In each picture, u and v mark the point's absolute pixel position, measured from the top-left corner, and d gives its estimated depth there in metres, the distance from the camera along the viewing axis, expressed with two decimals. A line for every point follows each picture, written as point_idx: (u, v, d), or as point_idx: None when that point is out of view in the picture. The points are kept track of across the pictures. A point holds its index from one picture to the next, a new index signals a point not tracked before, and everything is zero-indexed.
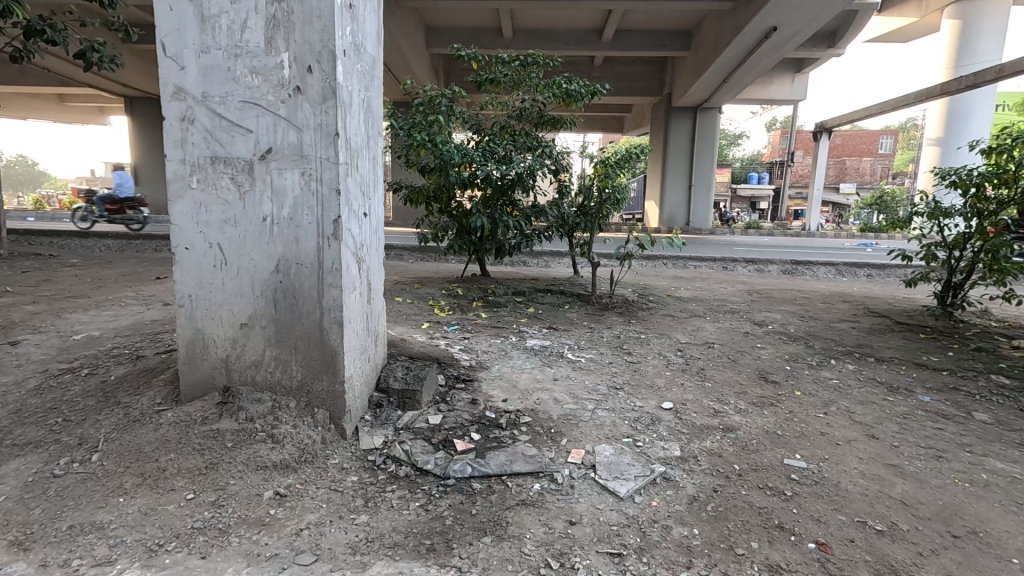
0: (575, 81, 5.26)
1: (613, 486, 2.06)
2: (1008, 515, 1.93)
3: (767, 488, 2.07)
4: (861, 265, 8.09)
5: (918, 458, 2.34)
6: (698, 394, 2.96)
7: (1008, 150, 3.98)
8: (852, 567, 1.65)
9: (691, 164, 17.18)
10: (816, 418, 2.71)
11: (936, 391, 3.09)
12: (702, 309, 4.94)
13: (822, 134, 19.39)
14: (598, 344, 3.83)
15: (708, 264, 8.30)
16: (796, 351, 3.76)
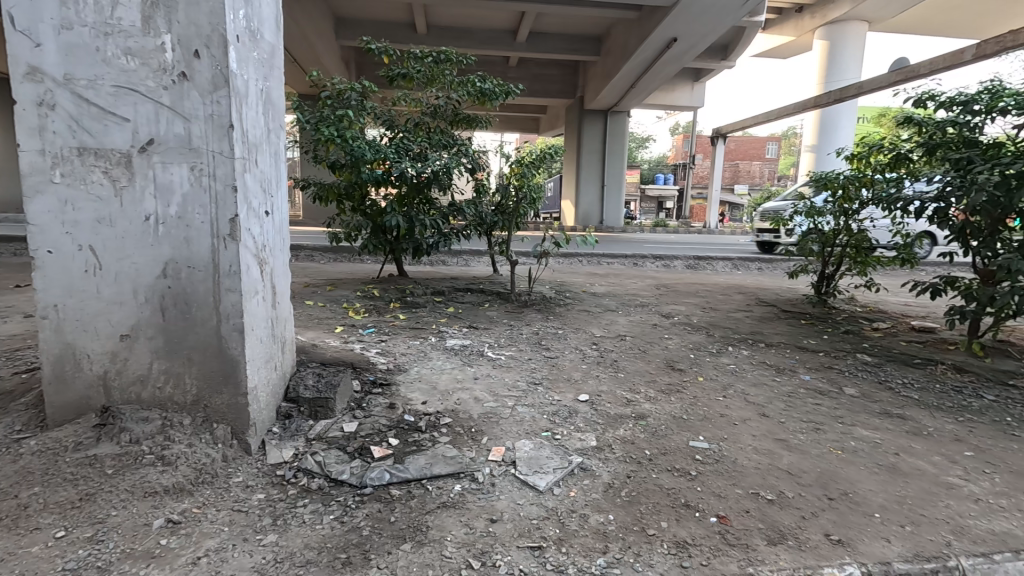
0: (488, 80, 5.26)
1: (533, 480, 2.09)
2: (872, 476, 2.21)
3: (674, 470, 2.20)
4: (753, 259, 8.91)
5: (801, 431, 2.61)
6: (612, 384, 3.10)
7: (866, 158, 4.55)
8: (748, 536, 1.80)
9: (604, 165, 17.93)
10: (717, 401, 2.94)
11: (814, 370, 3.48)
12: (615, 304, 5.17)
13: (719, 139, 21.02)
14: (518, 341, 3.88)
15: (620, 260, 8.72)
16: (699, 340, 4.05)
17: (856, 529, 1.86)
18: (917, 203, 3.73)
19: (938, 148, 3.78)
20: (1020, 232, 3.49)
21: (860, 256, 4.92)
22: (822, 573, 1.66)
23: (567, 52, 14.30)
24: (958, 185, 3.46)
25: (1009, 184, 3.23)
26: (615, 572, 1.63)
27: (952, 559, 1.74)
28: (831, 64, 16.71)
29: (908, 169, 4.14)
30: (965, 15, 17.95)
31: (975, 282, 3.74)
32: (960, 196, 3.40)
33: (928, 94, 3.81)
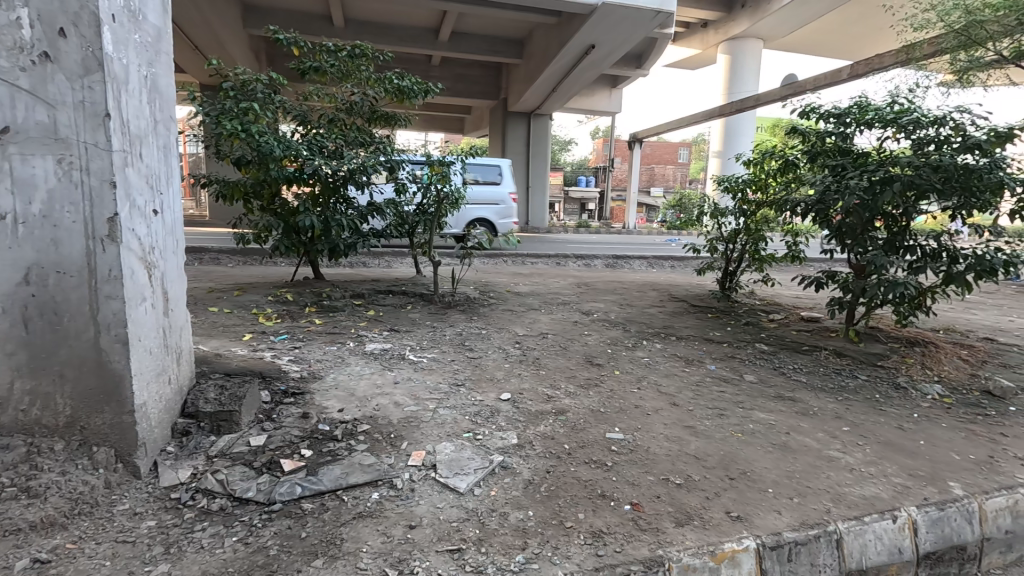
0: (406, 78, 5.14)
1: (453, 482, 2.07)
2: (767, 455, 2.42)
3: (591, 462, 2.28)
4: (667, 258, 9.45)
5: (707, 417, 2.80)
6: (534, 382, 3.15)
7: (761, 163, 4.97)
8: (658, 520, 1.90)
9: (528, 166, 18.21)
10: (632, 393, 3.08)
11: (719, 360, 3.74)
12: (537, 303, 5.26)
13: (636, 143, 22.06)
14: (440, 343, 3.83)
15: (543, 260, 8.89)
16: (616, 335, 4.22)
17: (753, 505, 2.02)
18: (803, 205, 4.13)
19: (819, 156, 4.21)
20: (885, 231, 3.98)
21: (758, 253, 5.36)
22: (722, 548, 1.78)
23: (489, 54, 14.35)
24: (834, 190, 3.87)
25: (874, 189, 3.67)
26: (534, 567, 1.65)
27: (831, 524, 1.93)
28: (733, 76, 18.13)
29: (796, 174, 4.57)
30: (842, 38, 20.16)
31: (850, 275, 4.21)
32: (837, 198, 3.81)
33: (810, 107, 4.23)
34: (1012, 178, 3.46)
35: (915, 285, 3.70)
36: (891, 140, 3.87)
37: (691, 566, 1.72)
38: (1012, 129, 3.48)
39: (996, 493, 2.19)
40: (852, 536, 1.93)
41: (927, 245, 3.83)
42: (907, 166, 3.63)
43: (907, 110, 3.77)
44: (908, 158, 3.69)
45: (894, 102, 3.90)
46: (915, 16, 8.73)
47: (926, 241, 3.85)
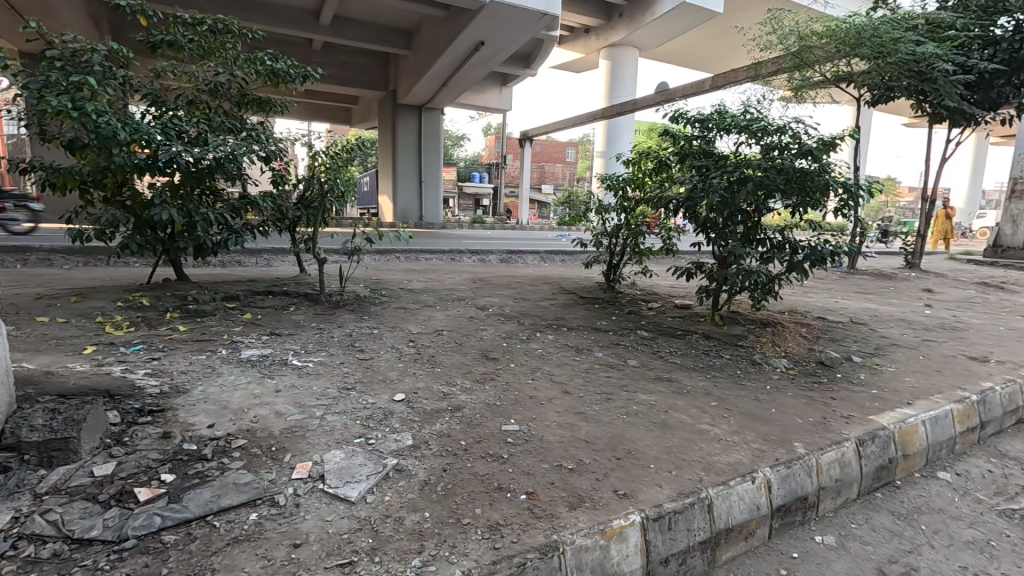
0: (281, 60, 4.74)
1: (343, 492, 1.95)
2: (649, 433, 2.61)
3: (487, 456, 2.29)
4: (557, 252, 9.83)
5: (595, 402, 2.95)
6: (429, 380, 3.08)
7: (638, 163, 5.33)
8: (553, 506, 1.96)
9: (420, 161, 17.86)
10: (526, 384, 3.15)
11: (606, 347, 3.97)
12: (432, 299, 5.17)
13: (527, 141, 22.63)
14: (328, 345, 3.60)
15: (437, 256, 8.77)
16: (511, 328, 4.28)
17: (637, 481, 2.17)
18: (675, 203, 4.51)
19: (687, 157, 4.60)
20: (742, 226, 4.48)
21: (637, 247, 5.76)
22: (611, 526, 1.88)
23: (375, 42, 13.80)
24: (701, 189, 4.29)
25: (733, 188, 4.11)
26: (431, 569, 1.61)
27: (703, 490, 2.14)
28: (613, 81, 19.33)
29: (668, 173, 4.97)
30: (703, 53, 22.56)
31: (715, 265, 4.69)
32: (703, 197, 4.22)
33: (679, 112, 4.64)
34: (836, 181, 4.08)
35: (766, 273, 4.23)
36: (744, 145, 4.36)
37: (584, 547, 1.80)
38: (834, 139, 4.10)
39: (828, 448, 2.58)
40: (721, 499, 2.15)
41: (774, 238, 4.38)
42: (758, 168, 4.12)
43: (757, 120, 4.29)
44: (759, 161, 4.18)
45: (747, 111, 4.40)
46: (760, 38, 9.96)
47: (774, 234, 4.39)
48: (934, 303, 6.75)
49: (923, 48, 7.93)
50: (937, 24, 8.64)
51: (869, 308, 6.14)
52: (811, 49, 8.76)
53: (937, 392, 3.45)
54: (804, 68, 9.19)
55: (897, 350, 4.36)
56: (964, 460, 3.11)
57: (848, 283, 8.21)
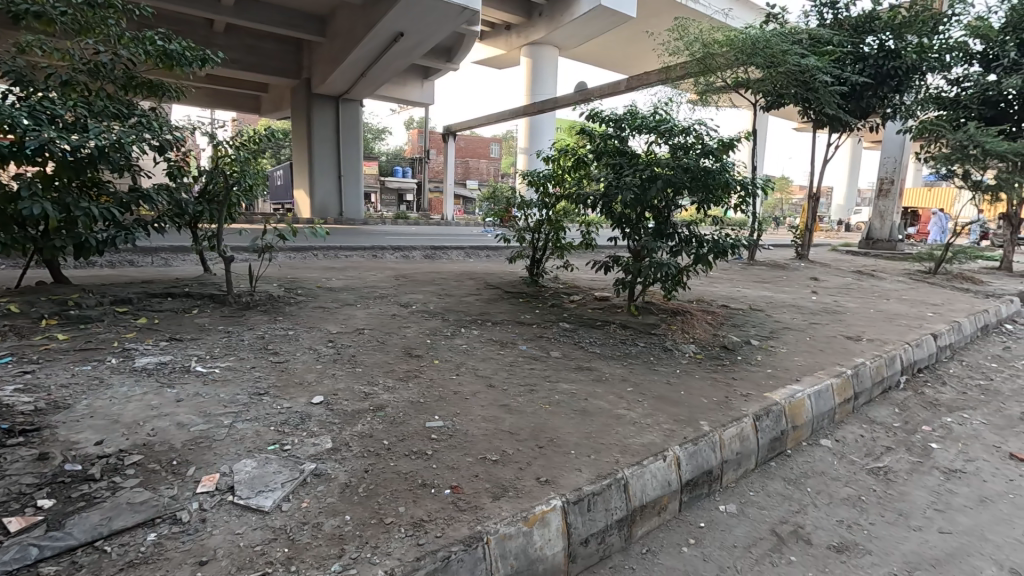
0: (174, 41, 4.37)
1: (255, 503, 1.85)
2: (569, 421, 2.71)
3: (411, 454, 2.27)
4: (483, 248, 9.84)
5: (519, 394, 3.01)
6: (349, 381, 2.99)
7: (557, 159, 5.46)
8: (477, 498, 1.98)
9: (338, 154, 17.15)
10: (451, 379, 3.15)
11: (530, 340, 4.06)
12: (353, 298, 4.99)
13: (450, 136, 22.43)
14: (237, 349, 3.37)
15: (358, 253, 8.48)
16: (435, 325, 4.24)
17: (558, 467, 2.25)
18: (592, 199, 4.69)
19: (603, 155, 4.79)
20: (654, 222, 4.75)
21: (559, 242, 5.92)
22: (534, 513, 1.93)
23: (286, 27, 13.03)
24: (616, 186, 4.49)
25: (645, 185, 4.36)
26: (351, 573, 1.57)
27: (620, 471, 2.26)
28: (534, 79, 19.63)
29: (586, 170, 5.15)
30: (618, 56, 23.56)
31: (630, 259, 4.93)
32: (618, 193, 4.43)
33: (594, 111, 4.82)
34: (735, 180, 4.44)
35: (676, 265, 4.53)
36: (655, 144, 4.61)
37: (507, 535, 1.83)
38: (734, 141, 4.46)
39: (729, 425, 2.81)
40: (635, 479, 2.28)
41: (683, 232, 4.67)
42: (667, 167, 4.40)
43: (666, 121, 4.56)
44: (668, 160, 4.46)
45: (656, 112, 4.66)
46: (669, 43, 10.57)
47: (683, 229, 4.69)
48: (819, 290, 7.53)
49: (807, 61, 8.82)
50: (818, 40, 9.62)
51: (766, 296, 6.74)
52: (713, 55, 9.43)
53: (820, 368, 3.88)
54: (708, 74, 9.88)
55: (789, 333, 4.83)
56: (842, 428, 3.52)
57: (749, 274, 8.95)
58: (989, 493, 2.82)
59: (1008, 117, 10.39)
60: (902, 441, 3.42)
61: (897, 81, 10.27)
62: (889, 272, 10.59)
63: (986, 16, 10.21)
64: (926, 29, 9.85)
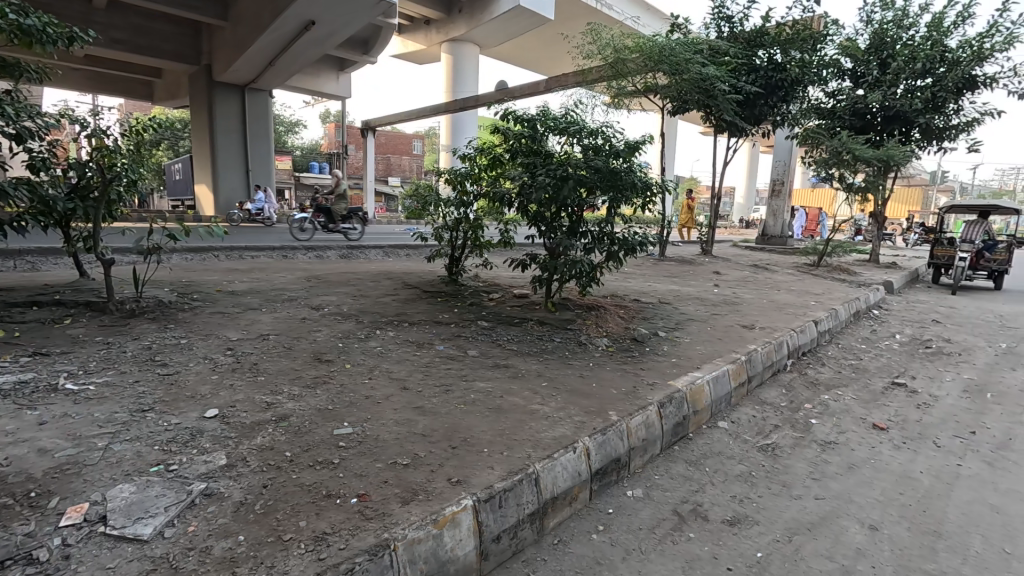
0: (33, 16, 3.84)
1: (132, 531, 1.68)
2: (483, 419, 2.72)
3: (316, 464, 2.16)
4: (402, 247, 9.63)
5: (434, 395, 2.98)
6: (249, 391, 2.79)
7: (472, 157, 5.44)
8: (384, 505, 1.93)
9: (245, 147, 16.06)
10: (362, 384, 3.05)
11: (447, 340, 4.02)
12: (257, 302, 4.68)
13: (369, 131, 21.71)
14: (119, 362, 3.04)
15: (265, 253, 7.97)
16: (348, 328, 4.09)
17: (470, 466, 2.25)
18: (508, 197, 4.73)
19: (518, 153, 4.85)
20: (568, 220, 4.88)
21: (477, 240, 5.93)
22: (443, 514, 1.91)
23: (181, 7, 11.93)
24: (531, 184, 4.56)
25: (558, 184, 4.47)
26: None
27: (530, 466, 2.30)
28: (455, 76, 19.48)
29: (501, 169, 5.19)
30: (537, 57, 24.02)
31: (546, 257, 5.02)
32: (532, 191, 4.51)
33: (508, 111, 4.88)
34: (641, 180, 4.68)
35: (589, 262, 4.69)
36: (566, 144, 4.74)
37: (415, 539, 1.80)
38: (639, 143, 4.70)
39: (636, 413, 2.96)
40: (546, 472, 2.34)
41: (595, 230, 4.85)
42: (578, 166, 4.55)
43: (576, 122, 4.71)
44: (579, 160, 4.61)
45: (567, 114, 4.81)
46: (584, 46, 10.92)
47: (595, 227, 4.87)
48: (721, 283, 8.15)
49: (707, 70, 9.49)
50: (717, 51, 10.36)
51: (673, 289, 7.17)
52: (625, 60, 9.85)
53: (718, 356, 4.19)
54: (619, 78, 10.31)
55: (693, 324, 5.18)
56: (737, 410, 3.83)
57: (659, 269, 9.49)
58: (856, 460, 3.20)
59: (873, 127, 11.79)
60: (787, 419, 3.78)
61: (784, 91, 11.32)
62: (781, 265, 11.67)
63: (854, 38, 11.52)
64: (806, 46, 10.93)
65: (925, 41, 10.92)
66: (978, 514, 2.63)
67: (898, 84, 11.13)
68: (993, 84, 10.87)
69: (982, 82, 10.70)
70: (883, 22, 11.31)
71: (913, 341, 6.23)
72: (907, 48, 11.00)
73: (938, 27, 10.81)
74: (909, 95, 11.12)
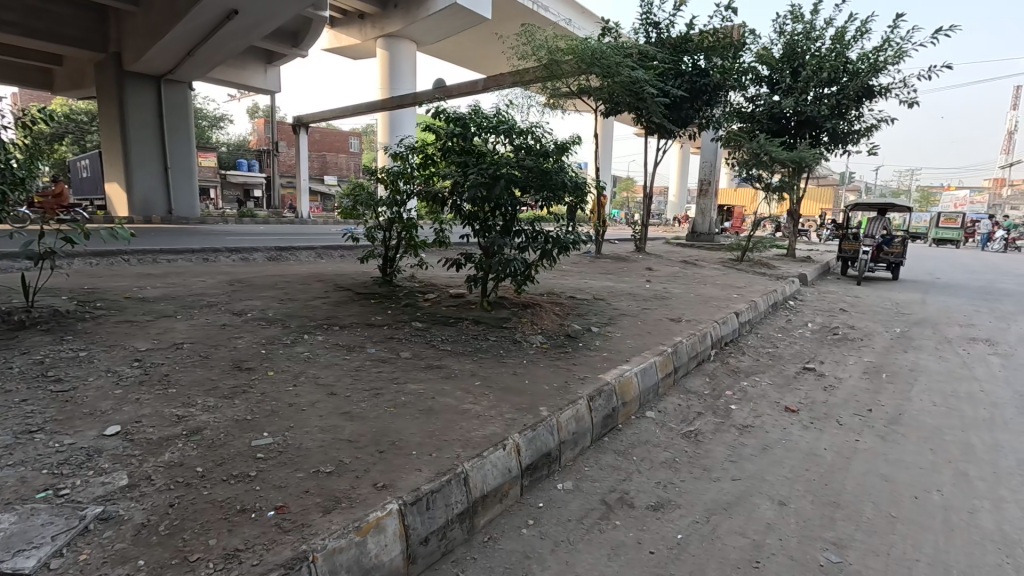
0: None
1: (11, 566, 1.52)
2: (413, 421, 2.69)
3: (230, 478, 2.05)
4: (336, 249, 9.34)
5: (362, 399, 2.91)
6: (157, 405, 2.60)
7: (403, 155, 5.34)
8: (304, 516, 1.86)
9: (163, 144, 14.98)
10: (286, 391, 2.92)
11: (380, 342, 3.94)
12: (172, 309, 4.38)
13: (300, 128, 20.81)
14: (3, 380, 2.75)
15: (184, 256, 7.46)
16: (273, 333, 3.91)
17: (398, 470, 2.22)
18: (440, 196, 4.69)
19: (450, 152, 4.83)
20: (501, 219, 4.91)
21: (412, 240, 5.84)
22: (366, 521, 1.87)
23: None
24: (463, 183, 4.55)
25: (489, 183, 4.48)
26: None
27: (459, 466, 2.29)
28: (391, 72, 19.07)
29: (433, 168, 5.14)
30: (475, 56, 23.99)
31: (480, 255, 5.03)
32: (464, 190, 4.50)
33: (439, 109, 4.84)
34: (571, 180, 4.79)
35: (522, 261, 4.74)
36: (498, 143, 4.78)
37: (336, 548, 1.75)
38: (568, 144, 4.82)
39: (566, 408, 3.03)
40: (476, 471, 2.34)
41: (528, 229, 4.91)
42: (509, 166, 4.59)
43: (507, 122, 4.75)
44: (510, 160, 4.65)
45: (498, 113, 4.84)
46: (519, 48, 11.05)
47: (528, 226, 4.92)
48: (652, 279, 8.49)
49: (637, 74, 9.85)
50: (647, 56, 10.77)
51: (608, 286, 7.39)
52: (560, 62, 10.05)
53: (647, 349, 4.36)
54: (554, 79, 10.53)
55: (624, 319, 5.36)
56: (664, 400, 4.01)
57: (596, 266, 9.76)
58: (769, 441, 3.44)
59: (788, 131, 12.68)
60: (710, 406, 4.00)
61: (708, 96, 11.95)
62: (708, 261, 12.32)
63: (770, 47, 12.34)
64: (727, 53, 11.55)
65: (830, 52, 11.85)
66: (871, 483, 2.91)
67: (808, 92, 12.03)
68: (888, 94, 12.00)
69: (878, 92, 11.79)
70: (794, 33, 12.17)
71: (822, 328, 6.77)
72: (815, 59, 11.90)
73: (841, 40, 11.79)
74: (818, 101, 12.05)
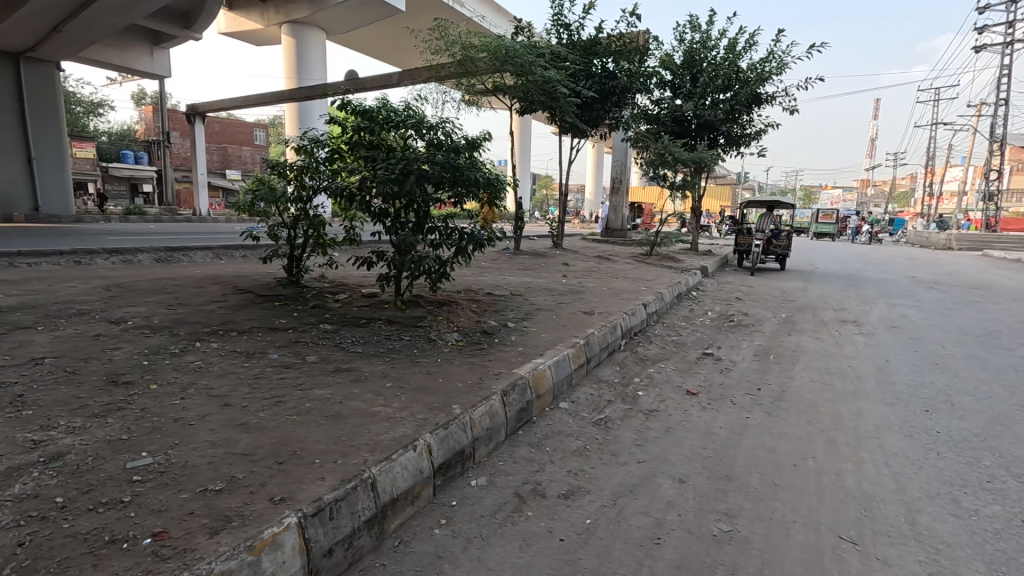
0: None
1: None
2: (318, 428, 2.56)
3: (99, 507, 1.83)
4: (236, 248, 8.68)
5: (261, 409, 2.72)
6: (6, 431, 2.26)
7: (306, 149, 5.05)
8: (187, 541, 1.70)
9: (25, 132, 13.09)
10: (171, 405, 2.66)
11: (283, 347, 3.70)
12: (32, 319, 3.84)
13: (195, 117, 19.08)
14: None
15: (49, 260, 6.56)
16: (158, 342, 3.55)
17: (298, 481, 2.10)
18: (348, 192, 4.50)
19: (357, 147, 4.63)
20: (414, 215, 4.80)
21: (320, 238, 5.55)
22: (260, 538, 1.75)
23: None
24: (371, 178, 4.40)
25: (399, 179, 4.37)
26: None
27: (365, 471, 2.21)
28: (297, 61, 18.00)
29: (340, 162, 4.91)
30: (389, 48, 23.30)
31: (393, 253, 4.88)
32: (373, 186, 4.35)
33: (344, 101, 4.63)
34: (483, 177, 4.79)
35: (435, 258, 4.67)
36: (408, 138, 4.66)
37: (224, 572, 1.61)
38: (479, 141, 4.80)
39: (479, 405, 3.02)
40: (384, 474, 2.27)
41: (441, 226, 4.84)
42: (420, 161, 4.50)
43: (416, 116, 4.65)
44: (420, 155, 4.56)
45: (407, 108, 4.72)
46: (432, 43, 10.88)
47: (441, 222, 4.85)
48: (568, 274, 8.74)
49: (549, 73, 10.05)
50: (558, 56, 11.05)
51: (526, 282, 7.49)
52: (474, 58, 10.03)
53: (560, 342, 4.48)
54: (469, 75, 10.49)
55: (540, 314, 5.47)
56: (577, 391, 4.14)
57: (514, 262, 9.88)
58: (672, 423, 3.67)
59: (689, 133, 13.58)
60: (620, 394, 4.19)
61: (616, 97, 12.46)
62: (620, 255, 12.90)
63: (672, 53, 13.12)
64: (633, 57, 12.12)
65: (724, 61, 12.83)
66: (759, 455, 3.19)
67: (706, 96, 12.92)
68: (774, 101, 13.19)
69: (765, 99, 12.93)
70: (692, 41, 13.02)
71: (720, 316, 7.33)
72: (712, 66, 12.82)
73: (733, 51, 12.80)
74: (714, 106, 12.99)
